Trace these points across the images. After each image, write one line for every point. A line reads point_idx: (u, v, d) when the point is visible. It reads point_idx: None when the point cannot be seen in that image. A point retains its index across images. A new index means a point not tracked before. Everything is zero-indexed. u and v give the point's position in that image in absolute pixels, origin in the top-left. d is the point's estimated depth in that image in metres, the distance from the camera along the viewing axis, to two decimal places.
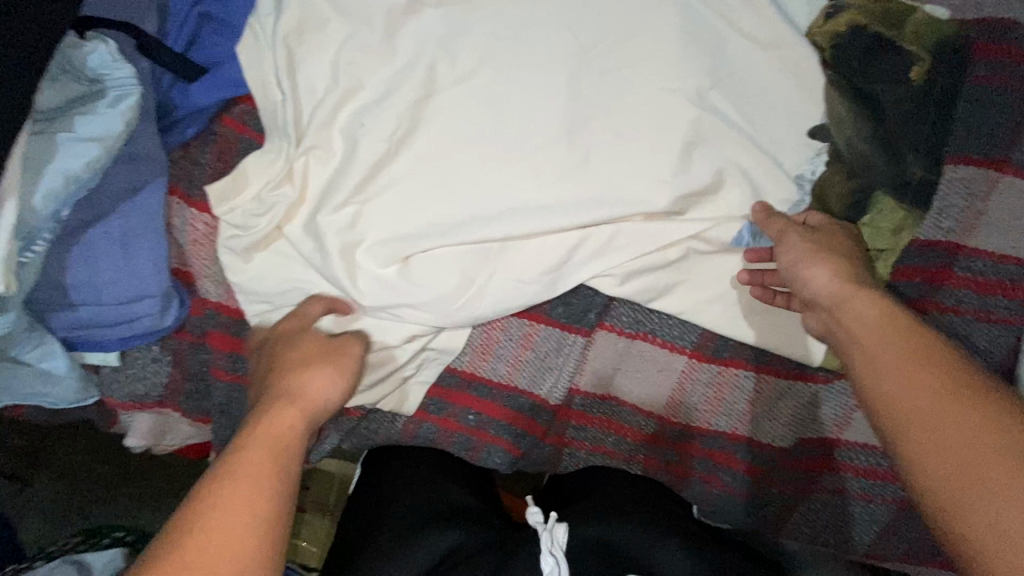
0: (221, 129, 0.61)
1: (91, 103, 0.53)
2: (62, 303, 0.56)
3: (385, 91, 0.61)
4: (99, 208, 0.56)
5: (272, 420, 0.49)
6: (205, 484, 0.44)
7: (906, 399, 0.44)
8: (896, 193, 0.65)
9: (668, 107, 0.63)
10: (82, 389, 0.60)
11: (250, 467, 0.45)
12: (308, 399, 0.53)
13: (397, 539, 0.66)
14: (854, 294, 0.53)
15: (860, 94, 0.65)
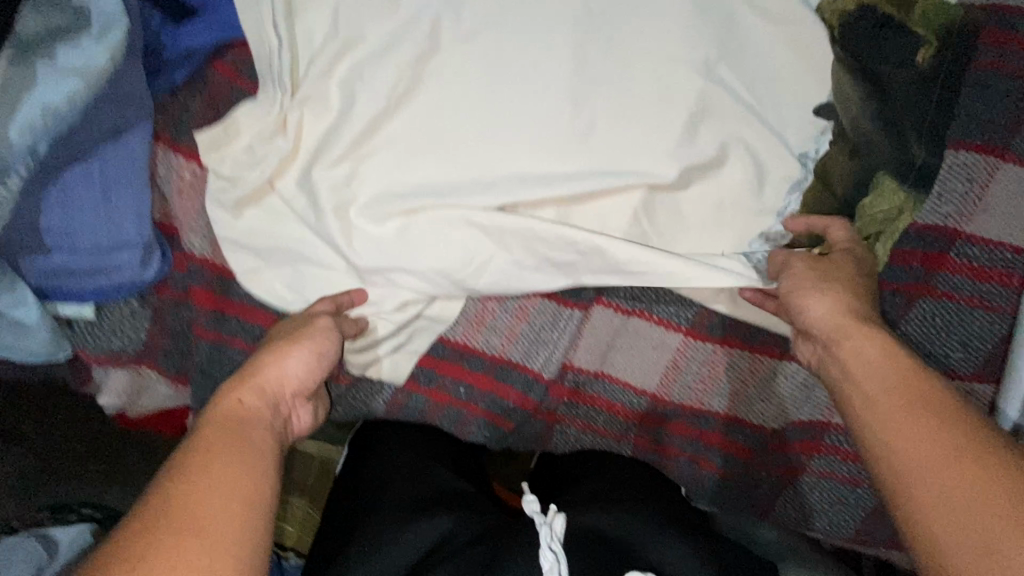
0: (214, 76, 0.58)
1: (74, 33, 0.50)
2: (36, 247, 0.53)
3: (386, 46, 0.59)
4: (75, 149, 0.52)
5: (231, 405, 0.48)
6: (171, 481, 0.41)
7: (905, 443, 0.44)
8: (900, 176, 0.64)
9: (676, 77, 0.61)
10: (53, 344, 0.56)
11: (216, 457, 0.43)
12: (275, 385, 0.52)
13: (386, 527, 0.61)
14: (845, 329, 0.53)
15: (869, 73, 0.63)
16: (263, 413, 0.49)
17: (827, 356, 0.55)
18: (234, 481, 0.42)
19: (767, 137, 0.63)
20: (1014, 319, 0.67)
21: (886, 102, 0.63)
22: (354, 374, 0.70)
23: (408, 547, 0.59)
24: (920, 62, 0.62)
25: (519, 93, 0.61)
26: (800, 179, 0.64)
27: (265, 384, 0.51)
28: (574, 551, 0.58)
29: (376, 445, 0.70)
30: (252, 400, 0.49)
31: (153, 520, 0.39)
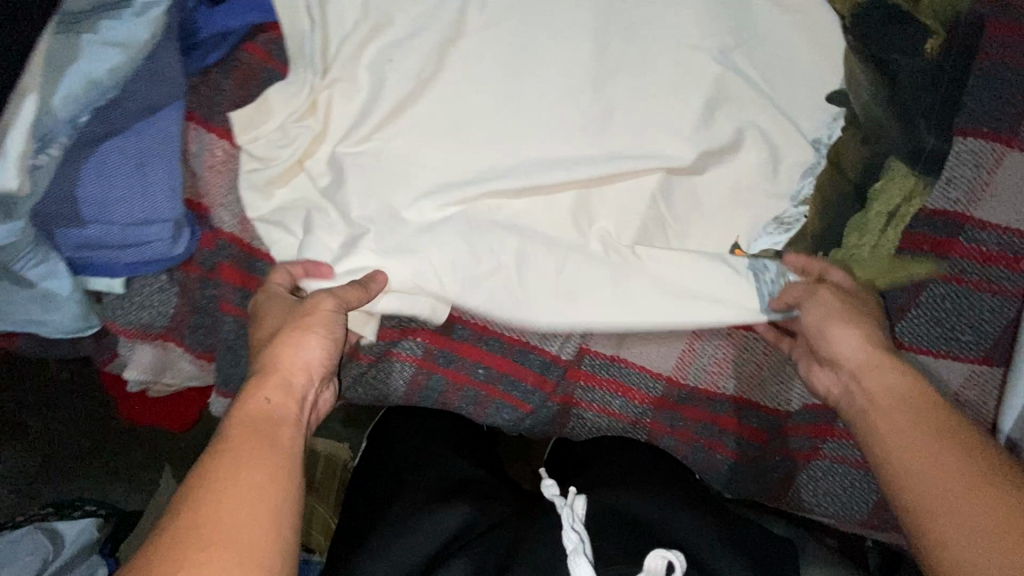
0: (244, 56, 0.60)
1: (116, 8, 0.52)
2: (70, 219, 0.54)
3: (415, 30, 0.60)
4: (112, 123, 0.53)
5: (256, 404, 0.47)
6: (199, 490, 0.41)
7: (934, 480, 0.44)
8: (909, 161, 0.66)
9: (694, 64, 0.63)
10: (83, 316, 0.58)
11: (244, 472, 0.42)
12: (292, 372, 0.50)
13: (407, 512, 0.61)
14: (874, 362, 0.54)
15: (878, 62, 0.64)
16: (290, 417, 0.48)
17: (851, 388, 0.55)
18: (263, 504, 0.41)
19: (785, 123, 0.64)
20: (1021, 302, 0.69)
21: (896, 88, 0.65)
22: (375, 353, 0.71)
23: (429, 531, 0.59)
24: (927, 52, 0.65)
25: (543, 79, 0.62)
26: (813, 164, 0.65)
27: (280, 372, 0.50)
28: (601, 533, 0.57)
29: (393, 441, 0.72)
30: (276, 399, 0.48)
31: (183, 543, 0.38)
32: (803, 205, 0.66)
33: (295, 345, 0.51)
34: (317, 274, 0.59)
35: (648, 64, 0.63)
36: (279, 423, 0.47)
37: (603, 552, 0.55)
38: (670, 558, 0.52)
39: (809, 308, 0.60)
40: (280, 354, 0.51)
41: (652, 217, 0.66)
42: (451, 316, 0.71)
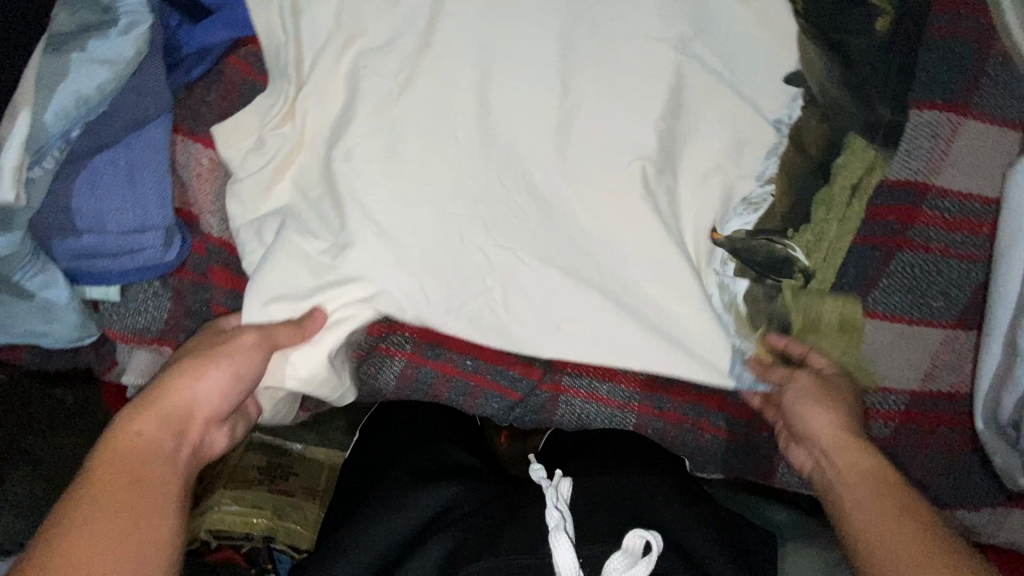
0: (227, 69, 0.63)
1: (102, 27, 0.55)
2: (67, 230, 0.57)
3: (387, 36, 0.63)
4: (105, 136, 0.57)
5: (128, 437, 0.50)
6: (68, 520, 0.44)
7: (891, 553, 0.49)
8: (868, 134, 0.68)
9: (657, 55, 0.64)
10: (81, 325, 0.60)
11: (96, 516, 0.44)
12: (175, 405, 0.53)
13: (399, 487, 0.66)
14: (849, 442, 0.60)
15: (832, 41, 0.67)
16: (165, 451, 0.51)
17: (821, 463, 0.61)
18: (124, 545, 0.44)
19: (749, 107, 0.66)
20: (988, 265, 0.71)
21: (851, 66, 0.67)
22: (365, 348, 0.74)
23: (413, 509, 0.64)
24: (879, 31, 0.68)
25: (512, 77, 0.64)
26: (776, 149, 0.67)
27: (160, 403, 0.53)
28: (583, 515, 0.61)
29: (391, 426, 0.75)
30: (150, 429, 0.51)
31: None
32: (769, 184, 0.68)
33: (194, 375, 0.55)
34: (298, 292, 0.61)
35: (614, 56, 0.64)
36: (153, 461, 0.49)
37: (586, 529, 0.59)
38: (647, 538, 0.55)
39: (791, 390, 0.66)
40: (168, 384, 0.54)
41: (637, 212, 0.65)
42: None
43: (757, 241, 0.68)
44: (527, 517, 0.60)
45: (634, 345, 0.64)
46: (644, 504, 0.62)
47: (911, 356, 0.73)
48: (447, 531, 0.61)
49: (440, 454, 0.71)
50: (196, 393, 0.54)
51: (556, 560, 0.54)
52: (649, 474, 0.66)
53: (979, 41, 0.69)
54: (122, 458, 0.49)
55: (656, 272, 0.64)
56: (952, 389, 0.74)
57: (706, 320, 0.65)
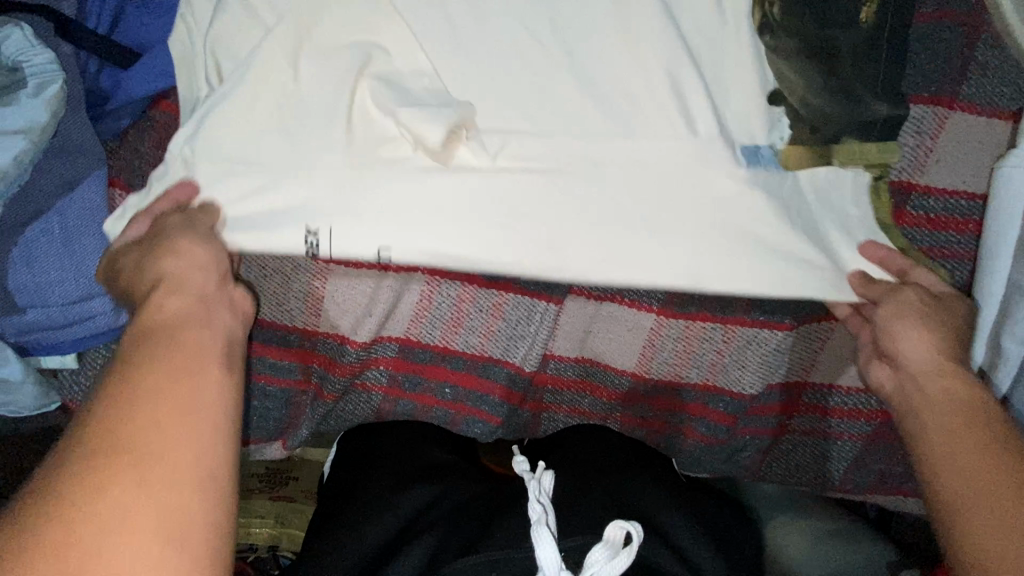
0: (159, 115, 0.58)
1: (12, 95, 0.52)
2: (8, 308, 0.55)
3: (340, 69, 0.58)
4: (34, 206, 0.54)
5: (160, 312, 0.47)
6: (108, 407, 0.39)
7: (968, 472, 0.47)
8: (863, 136, 0.65)
9: (625, 77, 0.61)
10: (43, 394, 0.58)
11: (144, 395, 0.40)
12: (185, 275, 0.50)
13: (381, 494, 0.66)
14: (944, 368, 0.56)
15: (812, 42, 0.64)
16: (197, 318, 0.47)
17: (902, 384, 0.58)
18: (165, 445, 0.39)
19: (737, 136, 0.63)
20: (973, 264, 0.68)
21: (835, 69, 0.64)
22: (340, 389, 0.73)
23: (387, 518, 0.64)
24: (863, 19, 0.64)
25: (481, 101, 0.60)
26: (787, 177, 0.63)
27: (174, 272, 0.50)
28: (568, 512, 0.62)
29: (377, 433, 0.74)
30: (180, 306, 0.47)
31: (93, 462, 0.37)
32: (777, 205, 0.62)
33: (174, 257, 0.51)
34: (318, 83, 0.58)
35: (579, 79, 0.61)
36: (183, 333, 0.46)
37: (570, 521, 0.61)
38: (629, 529, 0.56)
39: (887, 304, 0.61)
40: (181, 252, 0.51)
41: None
42: (411, 341, 0.72)
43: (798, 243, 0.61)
44: (508, 518, 0.60)
45: (731, 227, 0.61)
46: (628, 497, 0.64)
47: None
48: (427, 531, 0.61)
49: (418, 455, 0.71)
50: (198, 278, 0.50)
51: (538, 554, 0.55)
52: (626, 470, 0.68)
53: (960, 25, 0.65)
54: (158, 339, 0.44)
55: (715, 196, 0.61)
56: None
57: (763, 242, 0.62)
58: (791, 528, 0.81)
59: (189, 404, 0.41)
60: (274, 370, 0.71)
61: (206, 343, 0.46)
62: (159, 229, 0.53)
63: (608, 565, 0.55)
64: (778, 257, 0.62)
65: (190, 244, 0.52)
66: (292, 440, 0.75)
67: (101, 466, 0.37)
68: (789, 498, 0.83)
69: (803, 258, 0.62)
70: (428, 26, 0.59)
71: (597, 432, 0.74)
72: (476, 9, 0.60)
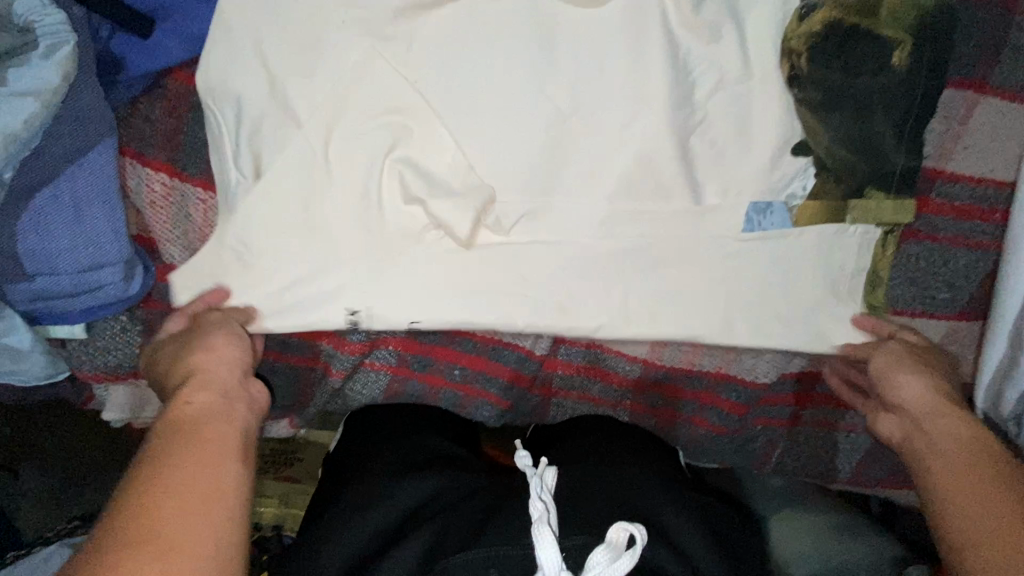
0: (172, 84, 0.57)
1: (23, 55, 0.50)
2: (16, 275, 0.54)
3: (363, 47, 0.58)
4: (43, 172, 0.52)
5: (189, 403, 0.48)
6: (129, 489, 0.40)
7: (977, 511, 0.46)
8: (881, 187, 0.66)
9: (643, 61, 0.61)
10: (52, 363, 0.58)
11: (165, 476, 0.41)
12: (215, 371, 0.52)
13: (379, 484, 0.63)
14: (945, 415, 0.56)
15: (839, 89, 0.63)
16: (222, 411, 0.48)
17: (911, 433, 0.58)
18: (172, 524, 0.38)
19: (752, 189, 0.65)
20: (998, 254, 0.68)
21: (863, 121, 0.64)
22: (348, 367, 0.72)
23: (386, 509, 0.61)
24: (896, 63, 0.62)
25: (503, 86, 0.61)
26: (797, 233, 0.66)
27: (205, 369, 0.52)
28: (569, 505, 0.60)
29: (379, 415, 0.73)
30: (208, 401, 0.49)
31: (106, 540, 0.37)
32: (778, 203, 0.66)
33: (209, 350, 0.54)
34: (341, 60, 0.58)
35: (592, 119, 0.63)
36: (209, 422, 0.47)
37: (574, 516, 0.58)
38: (632, 530, 0.54)
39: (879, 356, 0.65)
40: (210, 350, 0.53)
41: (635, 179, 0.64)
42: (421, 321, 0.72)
43: (786, 241, 0.67)
44: (509, 512, 0.58)
45: (725, 240, 0.66)
46: (635, 497, 0.62)
47: None
48: (427, 526, 0.58)
49: (420, 444, 0.69)
50: (226, 370, 0.53)
51: (539, 554, 0.53)
52: (632, 471, 0.65)
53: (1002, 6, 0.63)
54: (185, 425, 0.46)
55: (709, 187, 0.66)
56: None
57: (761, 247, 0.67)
58: (786, 526, 0.77)
59: (205, 489, 0.41)
60: (283, 348, 0.70)
61: (229, 432, 0.47)
62: (197, 328, 0.56)
63: (609, 568, 0.52)
64: (768, 253, 0.67)
65: (224, 342, 0.55)
66: (303, 417, 0.76)
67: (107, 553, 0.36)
68: (794, 494, 0.80)
69: (789, 251, 0.67)
70: (447, 89, 0.60)
71: (604, 421, 0.74)
72: (502, 22, 0.60)
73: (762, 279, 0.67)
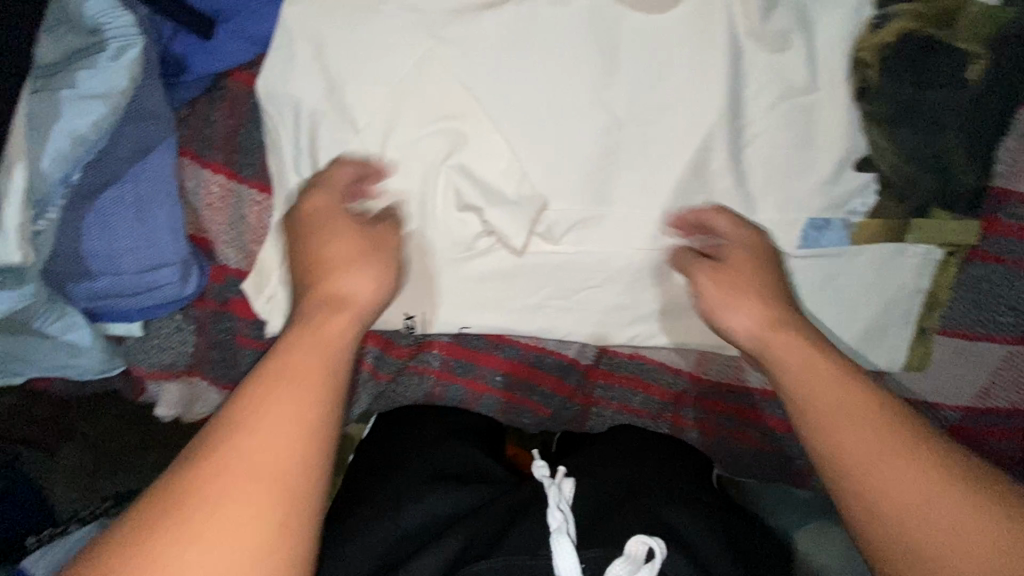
0: (233, 85, 0.57)
1: (92, 56, 0.49)
2: (79, 274, 0.54)
3: (419, 48, 0.56)
4: (107, 171, 0.52)
5: (322, 328, 0.42)
6: (222, 434, 0.36)
7: (876, 476, 0.40)
8: (944, 206, 0.63)
9: (708, 64, 0.58)
10: (107, 359, 0.60)
11: (264, 431, 0.37)
12: (353, 299, 0.45)
13: (407, 487, 0.62)
14: (775, 337, 0.48)
15: (912, 103, 0.60)
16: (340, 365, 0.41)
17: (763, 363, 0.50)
18: (268, 467, 0.36)
19: (811, 207, 0.63)
20: None
21: (934, 137, 0.61)
22: (394, 369, 0.74)
23: (412, 512, 0.60)
24: (971, 78, 0.60)
25: (561, 88, 0.58)
26: (855, 252, 0.64)
27: (344, 295, 0.45)
28: (586, 521, 0.59)
29: (420, 419, 0.72)
30: (335, 334, 0.42)
31: (176, 498, 0.34)
32: (840, 222, 0.63)
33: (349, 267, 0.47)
34: (398, 64, 0.56)
35: (650, 124, 0.60)
36: (323, 372, 0.40)
37: (585, 531, 0.57)
38: (651, 544, 0.52)
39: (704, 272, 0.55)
40: (351, 267, 0.46)
41: (694, 191, 0.62)
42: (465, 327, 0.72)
43: (843, 261, 0.64)
44: (530, 520, 0.57)
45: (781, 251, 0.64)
46: (654, 514, 0.60)
47: (967, 370, 0.69)
48: (453, 533, 0.57)
49: (456, 451, 0.68)
50: (360, 287, 0.45)
51: (557, 565, 0.51)
52: (659, 488, 0.64)
53: None
54: (307, 363, 0.40)
55: (772, 200, 0.62)
56: (1010, 406, 0.70)
57: (817, 265, 0.64)
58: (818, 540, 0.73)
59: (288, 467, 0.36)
60: None
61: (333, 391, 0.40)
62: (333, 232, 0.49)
63: None
64: (824, 272, 0.65)
65: (361, 255, 0.47)
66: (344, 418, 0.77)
67: (203, 476, 0.35)
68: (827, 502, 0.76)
69: (846, 270, 0.65)
70: (501, 94, 0.58)
71: (646, 436, 0.73)
72: (563, 24, 0.57)
73: (819, 298, 0.65)
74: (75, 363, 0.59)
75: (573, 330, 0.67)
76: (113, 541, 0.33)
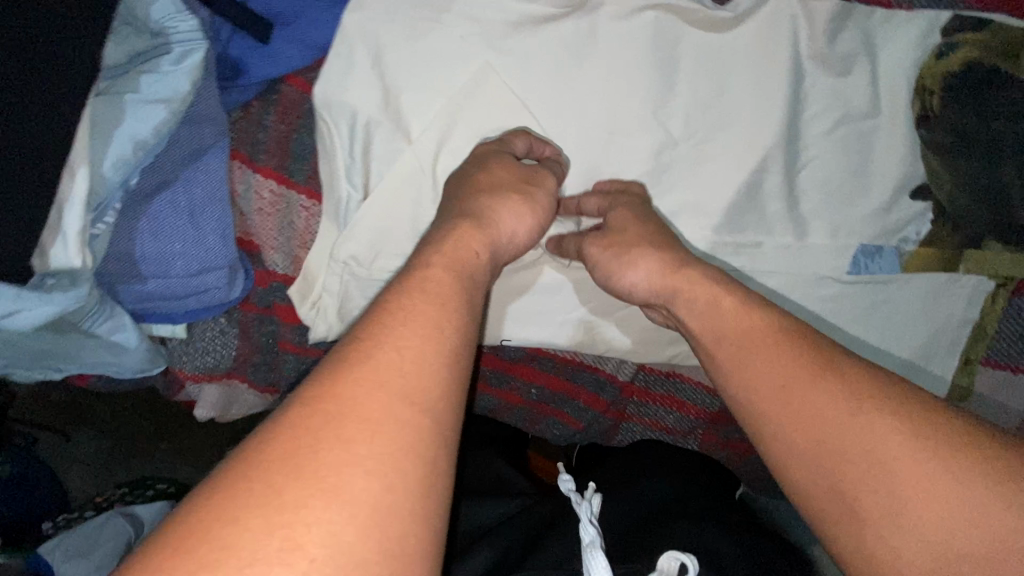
0: (286, 89, 0.56)
1: (155, 59, 0.49)
2: (131, 275, 0.55)
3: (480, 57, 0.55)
4: (164, 173, 0.52)
5: (458, 251, 0.42)
6: (369, 334, 0.34)
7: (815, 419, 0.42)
8: (1003, 238, 0.61)
9: (772, 84, 0.57)
10: (150, 359, 0.60)
11: (412, 334, 0.35)
12: (495, 226, 0.47)
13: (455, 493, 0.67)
14: (677, 284, 0.52)
15: (971, 134, 0.58)
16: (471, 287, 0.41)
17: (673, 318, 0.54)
18: (420, 370, 0.34)
19: (864, 232, 0.62)
20: None
21: (993, 167, 0.58)
22: None
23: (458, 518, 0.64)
24: None
25: (619, 101, 0.57)
26: (902, 280, 0.64)
27: (489, 221, 0.47)
28: (616, 542, 0.58)
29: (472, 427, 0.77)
30: (477, 255, 0.44)
31: (328, 395, 0.31)
32: (893, 248, 0.63)
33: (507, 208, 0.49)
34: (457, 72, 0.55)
35: (707, 142, 0.59)
36: (458, 291, 0.39)
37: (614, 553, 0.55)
38: (684, 560, 0.47)
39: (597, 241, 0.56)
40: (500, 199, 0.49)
41: (747, 213, 0.61)
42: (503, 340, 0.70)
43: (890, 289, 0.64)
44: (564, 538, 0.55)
45: (828, 275, 0.63)
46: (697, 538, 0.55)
47: None
48: (488, 537, 0.59)
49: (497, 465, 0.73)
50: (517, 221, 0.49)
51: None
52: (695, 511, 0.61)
53: None
54: (445, 283, 0.39)
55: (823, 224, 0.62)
56: None
57: (862, 293, 0.64)
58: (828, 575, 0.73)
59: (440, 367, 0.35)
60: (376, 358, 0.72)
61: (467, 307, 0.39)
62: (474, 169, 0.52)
63: None
64: (870, 298, 0.64)
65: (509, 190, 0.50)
66: None
67: (356, 373, 0.32)
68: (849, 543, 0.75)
69: (892, 298, 0.65)
70: (555, 109, 0.57)
71: (680, 454, 0.72)
72: (625, 37, 0.56)
73: (865, 327, 0.65)
74: (116, 362, 0.58)
75: (613, 347, 0.67)
76: (254, 466, 0.29)
